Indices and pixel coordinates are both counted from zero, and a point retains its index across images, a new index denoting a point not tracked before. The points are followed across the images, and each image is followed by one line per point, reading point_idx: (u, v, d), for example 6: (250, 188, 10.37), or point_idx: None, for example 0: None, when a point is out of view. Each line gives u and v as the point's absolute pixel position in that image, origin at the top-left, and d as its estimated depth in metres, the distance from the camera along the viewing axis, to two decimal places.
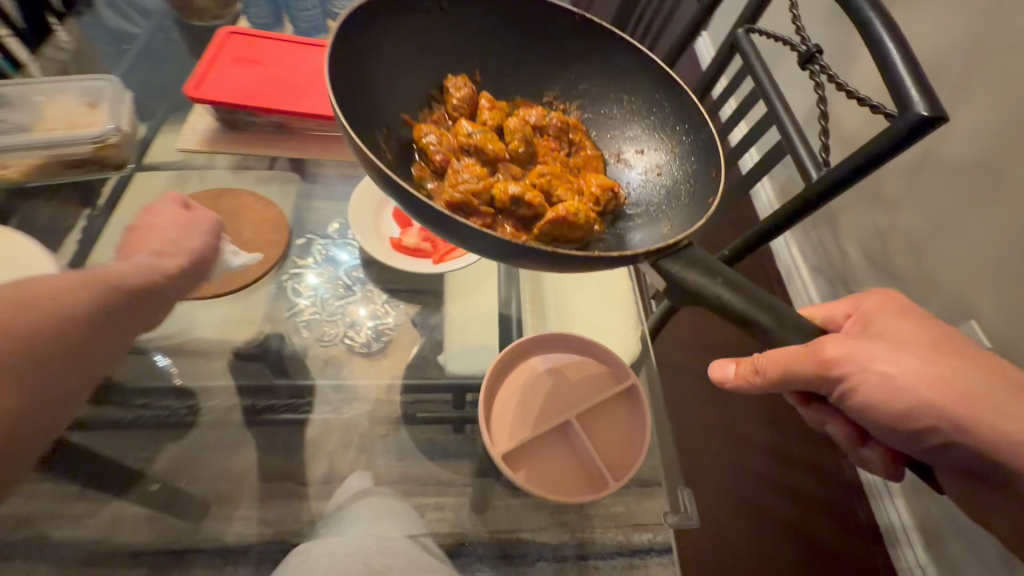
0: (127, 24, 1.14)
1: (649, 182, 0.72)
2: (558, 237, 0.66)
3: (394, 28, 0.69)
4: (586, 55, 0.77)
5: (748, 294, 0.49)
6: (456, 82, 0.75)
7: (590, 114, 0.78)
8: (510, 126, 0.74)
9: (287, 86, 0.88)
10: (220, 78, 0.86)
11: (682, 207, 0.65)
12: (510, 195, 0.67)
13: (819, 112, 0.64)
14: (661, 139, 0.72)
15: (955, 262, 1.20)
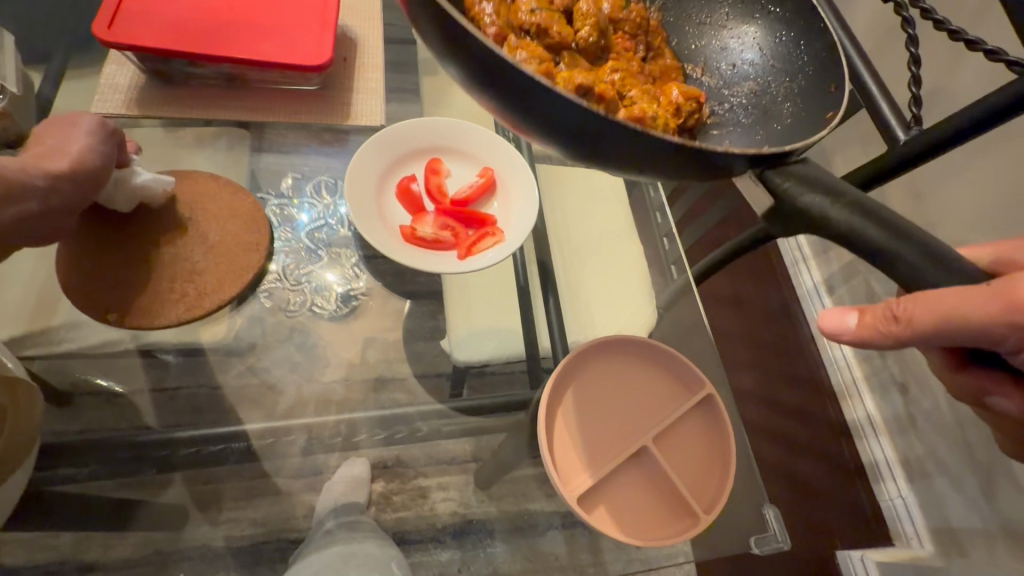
0: None
1: (732, 101, 0.57)
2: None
3: None
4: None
5: (889, 225, 0.36)
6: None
7: (674, 17, 0.64)
8: (581, 10, 0.56)
9: (231, 22, 0.68)
10: (143, 13, 0.66)
11: (789, 129, 0.50)
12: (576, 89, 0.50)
13: (908, 56, 0.53)
14: (761, 38, 0.57)
15: (953, 208, 1.17)
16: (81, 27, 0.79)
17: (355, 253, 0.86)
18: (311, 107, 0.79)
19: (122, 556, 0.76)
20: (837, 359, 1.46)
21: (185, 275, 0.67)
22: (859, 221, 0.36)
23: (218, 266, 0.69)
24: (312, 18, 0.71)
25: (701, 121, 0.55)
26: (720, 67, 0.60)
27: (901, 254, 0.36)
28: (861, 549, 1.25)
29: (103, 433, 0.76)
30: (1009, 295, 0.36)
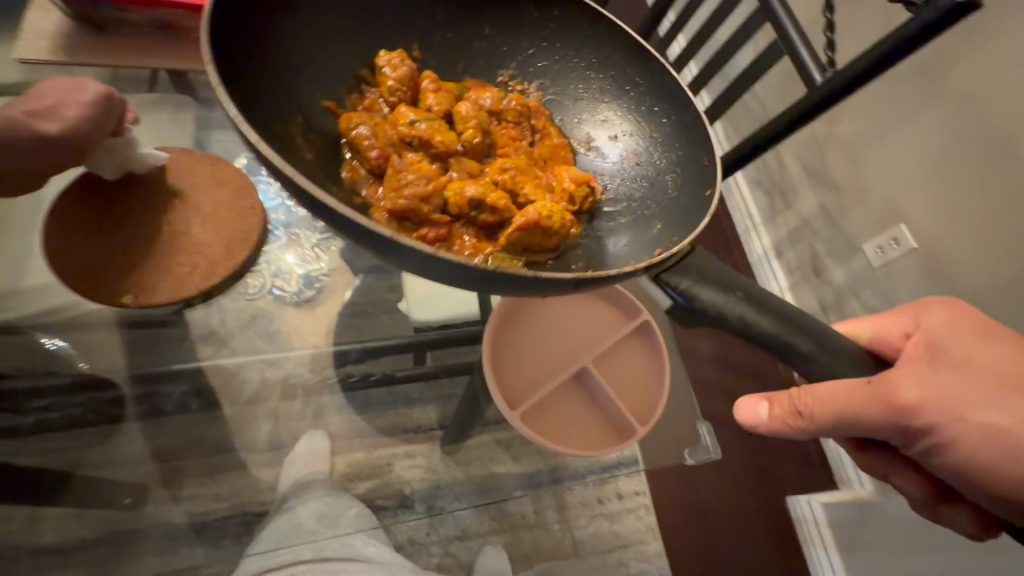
0: None
1: (623, 174, 0.67)
2: (530, 244, 0.59)
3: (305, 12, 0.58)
4: (537, 26, 0.69)
5: (767, 319, 0.49)
6: (393, 60, 0.63)
7: (553, 95, 0.71)
8: (463, 114, 0.63)
9: None
10: None
11: (673, 205, 0.61)
12: (468, 197, 0.58)
13: (823, 4, 0.57)
14: (636, 123, 0.68)
15: (883, 170, 1.25)
16: None
17: (315, 232, 0.87)
18: None
19: (57, 542, 0.67)
20: None
21: (190, 249, 0.67)
22: (754, 316, 0.49)
23: (219, 243, 0.68)
24: None
25: (596, 201, 0.64)
26: (606, 143, 0.70)
27: (792, 342, 0.49)
28: (809, 493, 1.32)
29: (47, 392, 0.71)
30: (878, 391, 0.49)
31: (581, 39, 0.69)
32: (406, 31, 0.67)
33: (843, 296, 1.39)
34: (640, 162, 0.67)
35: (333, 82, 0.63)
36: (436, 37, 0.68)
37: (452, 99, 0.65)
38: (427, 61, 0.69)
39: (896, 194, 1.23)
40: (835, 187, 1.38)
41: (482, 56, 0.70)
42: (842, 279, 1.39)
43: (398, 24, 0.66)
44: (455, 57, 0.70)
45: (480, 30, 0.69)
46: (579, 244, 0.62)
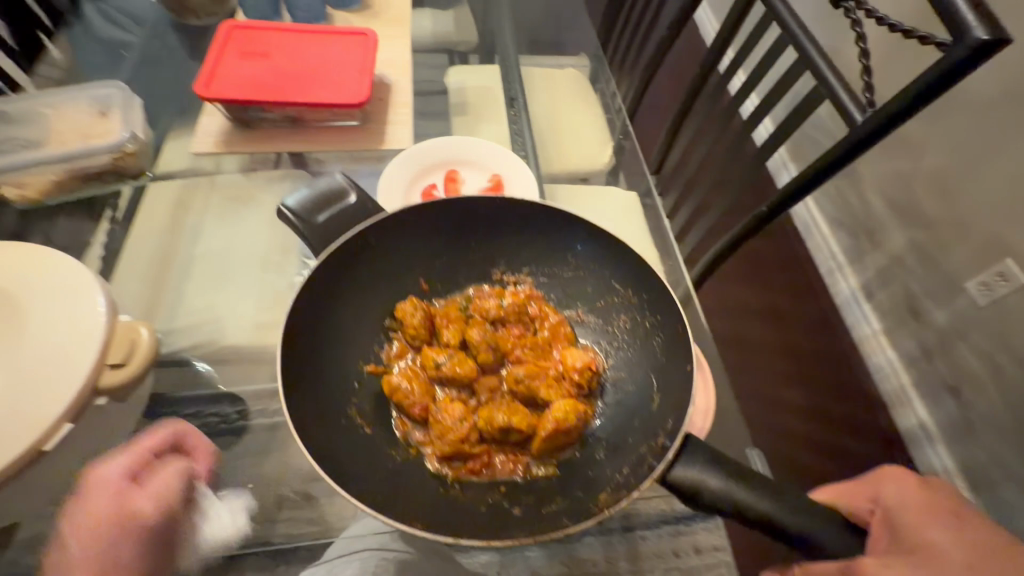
0: (120, 32, 0.94)
1: (614, 338, 0.59)
2: (556, 445, 0.53)
3: (339, 287, 0.55)
4: (516, 226, 0.61)
5: (764, 491, 0.41)
6: (403, 309, 0.58)
7: (546, 279, 0.63)
8: (472, 336, 0.58)
9: (298, 72, 0.71)
10: (230, 71, 0.70)
11: (669, 376, 0.53)
12: (499, 424, 0.52)
13: (859, 51, 0.60)
14: (607, 296, 0.60)
15: (983, 202, 1.17)
16: (159, 87, 0.88)
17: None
18: (349, 139, 0.75)
19: None
20: (883, 365, 1.40)
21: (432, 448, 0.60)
22: (752, 495, 0.41)
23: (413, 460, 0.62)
24: (357, 67, 0.73)
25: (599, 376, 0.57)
26: (595, 320, 0.61)
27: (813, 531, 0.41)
28: None
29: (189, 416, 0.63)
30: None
31: (547, 229, 0.60)
32: (406, 271, 0.60)
33: (947, 339, 1.27)
34: (622, 347, 0.58)
35: (367, 345, 0.58)
36: (438, 262, 0.62)
37: (462, 318, 0.60)
38: (438, 291, 0.63)
39: (1001, 227, 1.15)
40: (928, 223, 1.30)
41: (476, 263, 0.63)
42: (944, 321, 1.27)
43: (405, 261, 0.60)
44: (448, 267, 0.62)
45: (466, 246, 0.62)
46: (601, 431, 0.55)
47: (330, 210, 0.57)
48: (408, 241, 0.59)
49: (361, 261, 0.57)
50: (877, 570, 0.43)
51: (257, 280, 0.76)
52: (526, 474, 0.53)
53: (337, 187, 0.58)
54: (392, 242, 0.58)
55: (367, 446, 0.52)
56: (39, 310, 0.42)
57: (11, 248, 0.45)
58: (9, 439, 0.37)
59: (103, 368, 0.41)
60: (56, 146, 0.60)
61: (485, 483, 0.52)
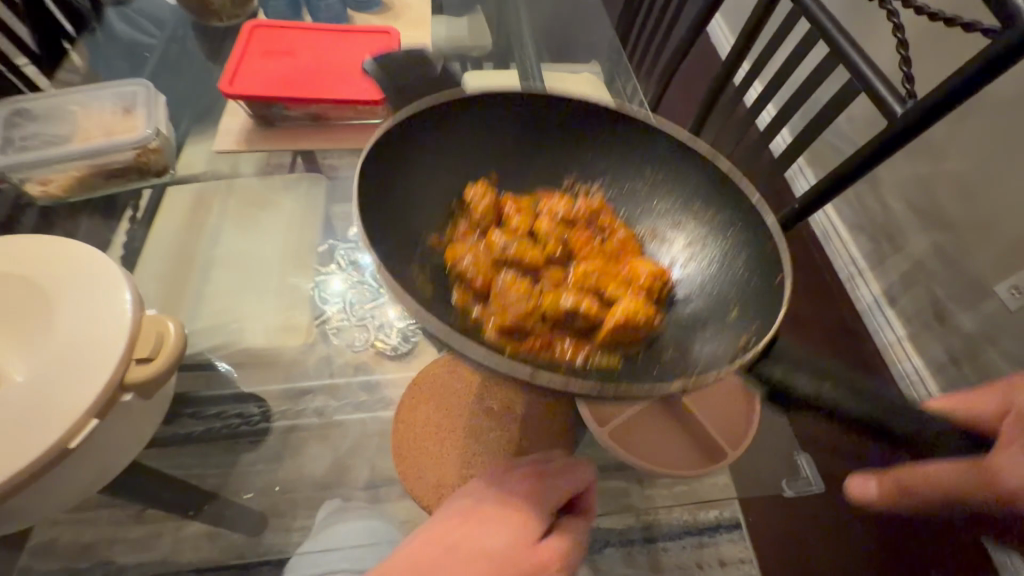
0: (139, 36, 0.94)
1: (690, 255, 0.50)
2: (620, 340, 0.44)
3: (415, 153, 0.48)
4: (599, 135, 0.53)
5: (865, 396, 0.34)
6: (472, 189, 0.50)
7: (620, 190, 0.54)
8: (540, 224, 0.50)
9: (321, 71, 0.71)
10: (253, 71, 0.69)
11: (751, 288, 0.44)
12: (563, 309, 0.44)
13: (896, 42, 0.59)
14: (689, 210, 0.51)
15: (1008, 204, 1.15)
16: (177, 90, 0.87)
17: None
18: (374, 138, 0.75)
19: None
20: (909, 371, 1.36)
21: (473, 413, 0.58)
22: (848, 398, 0.35)
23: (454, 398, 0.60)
24: None
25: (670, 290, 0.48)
26: (674, 232, 0.52)
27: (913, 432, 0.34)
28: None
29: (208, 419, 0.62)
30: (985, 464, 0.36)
31: (636, 146, 0.52)
32: (474, 168, 0.52)
33: (975, 344, 1.23)
34: (709, 254, 0.48)
35: (431, 217, 0.49)
36: (510, 158, 0.54)
37: (529, 212, 0.51)
38: (508, 186, 0.54)
39: None
40: (951, 226, 1.27)
41: (549, 165, 0.54)
42: (971, 326, 1.24)
43: (474, 153, 0.52)
44: (522, 167, 0.54)
45: (538, 148, 0.54)
46: (666, 337, 0.46)
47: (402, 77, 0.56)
48: (487, 139, 0.52)
49: (439, 141, 0.49)
50: (1014, 457, 0.35)
51: (270, 285, 0.73)
52: (586, 364, 0.42)
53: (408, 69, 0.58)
54: (465, 129, 0.51)
55: (420, 299, 0.42)
56: (64, 304, 0.41)
57: (41, 240, 0.44)
58: (33, 432, 0.35)
59: (129, 363, 0.40)
60: (80, 142, 0.59)
61: (542, 360, 0.41)
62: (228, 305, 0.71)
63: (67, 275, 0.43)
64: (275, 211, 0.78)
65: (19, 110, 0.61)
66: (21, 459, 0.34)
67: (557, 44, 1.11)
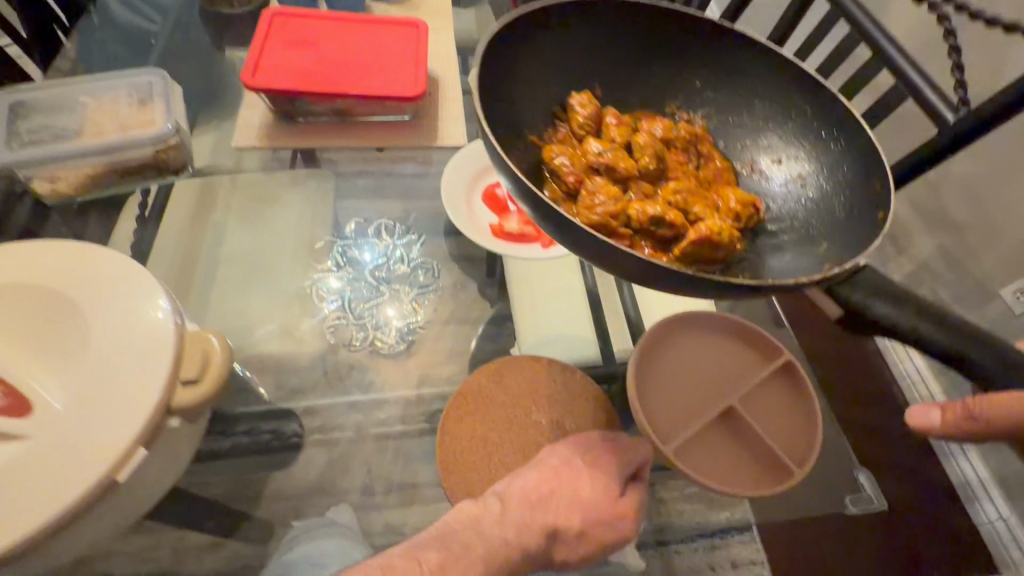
0: (140, 21, 0.88)
1: (788, 194, 0.48)
2: (700, 258, 0.43)
3: (531, 48, 0.46)
4: (715, 57, 0.50)
5: (955, 328, 0.34)
6: (578, 96, 0.48)
7: (722, 120, 0.51)
8: (638, 139, 0.48)
9: (349, 63, 0.67)
10: (277, 62, 0.65)
11: (848, 221, 0.42)
12: (647, 217, 0.43)
13: (948, 47, 0.58)
14: (796, 145, 0.48)
15: (1014, 209, 1.13)
16: (182, 78, 0.81)
17: (417, 285, 0.71)
18: (399, 134, 0.71)
19: None
20: None
21: (523, 425, 0.57)
22: (925, 325, 0.34)
23: (531, 384, 0.59)
24: (408, 59, 0.69)
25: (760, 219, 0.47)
26: (773, 167, 0.49)
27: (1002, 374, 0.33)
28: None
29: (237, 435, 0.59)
30: None
31: (755, 75, 0.49)
32: (584, 70, 0.50)
33: None
34: (816, 183, 0.46)
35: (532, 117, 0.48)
36: (617, 74, 0.51)
37: (627, 130, 0.49)
38: (611, 98, 0.52)
39: None
40: (956, 228, 1.26)
41: (653, 86, 0.52)
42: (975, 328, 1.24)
43: (588, 57, 0.50)
44: (632, 81, 0.52)
45: (652, 61, 0.51)
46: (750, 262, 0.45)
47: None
48: (599, 47, 0.49)
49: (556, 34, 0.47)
50: None
51: (271, 284, 0.71)
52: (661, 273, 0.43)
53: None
54: (580, 34, 0.48)
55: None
56: (99, 320, 0.37)
57: (65, 248, 0.40)
58: (73, 470, 0.32)
59: (175, 385, 0.36)
60: (93, 136, 0.55)
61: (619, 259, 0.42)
62: (230, 301, 0.69)
63: (100, 286, 0.39)
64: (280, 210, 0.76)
65: (24, 101, 0.56)
66: (67, 498, 0.31)
67: None
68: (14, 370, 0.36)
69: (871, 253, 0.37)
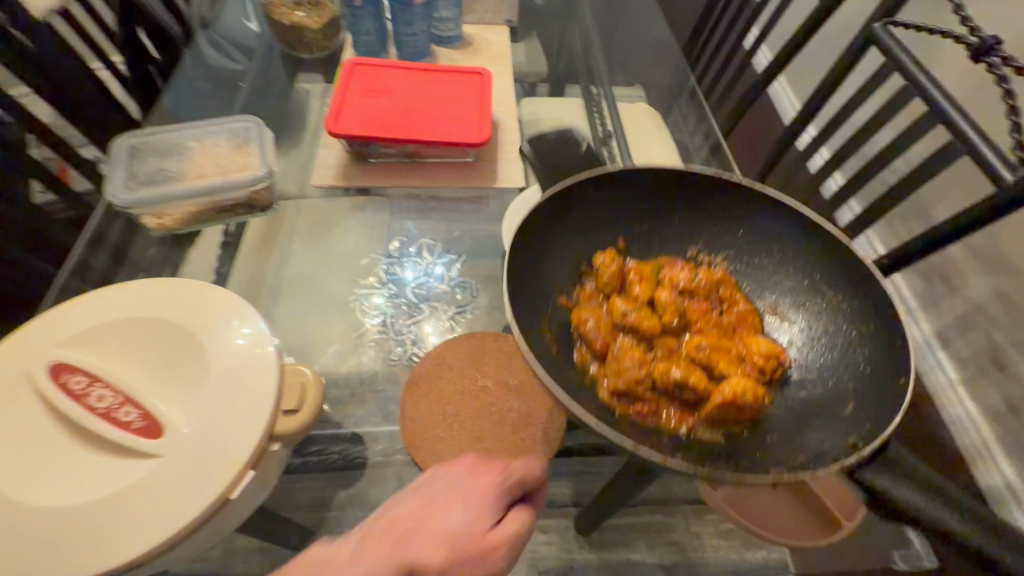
0: (229, 62, 0.97)
1: (811, 339, 0.51)
2: (726, 418, 0.46)
3: (564, 222, 0.53)
4: (734, 211, 0.55)
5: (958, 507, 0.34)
6: (603, 255, 0.54)
7: (743, 264, 0.56)
8: (661, 297, 0.53)
9: (418, 110, 0.72)
10: (353, 108, 0.71)
11: (870, 383, 0.44)
12: (672, 379, 0.47)
13: (1007, 104, 0.58)
14: (812, 295, 0.52)
15: None
16: (261, 113, 0.89)
17: (454, 304, 0.73)
18: (465, 176, 0.76)
19: None
20: (960, 418, 1.24)
21: (473, 390, 0.61)
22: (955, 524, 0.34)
23: (482, 348, 0.64)
24: (471, 107, 0.74)
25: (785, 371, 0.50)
26: (794, 315, 0.53)
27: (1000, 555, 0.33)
28: None
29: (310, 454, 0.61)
30: None
31: (767, 223, 0.54)
32: (611, 229, 0.55)
33: None
34: (836, 332, 0.49)
35: (564, 280, 0.53)
36: (639, 231, 0.56)
37: (652, 283, 0.54)
38: (636, 251, 0.57)
39: None
40: (1015, 270, 1.19)
41: (678, 233, 0.57)
42: None
43: (614, 218, 0.55)
44: (656, 233, 0.57)
45: (673, 213, 0.57)
46: (773, 421, 0.47)
47: (558, 153, 0.57)
48: (620, 210, 0.55)
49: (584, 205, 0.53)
50: None
51: (324, 305, 0.73)
52: (691, 438, 0.45)
53: (572, 136, 0.59)
54: (605, 203, 0.54)
55: (550, 357, 0.47)
56: (216, 353, 0.43)
57: (190, 286, 0.46)
58: (199, 484, 0.37)
59: (280, 415, 0.42)
60: (197, 179, 0.62)
61: (647, 426, 0.45)
62: (286, 318, 0.71)
63: (214, 323, 0.44)
64: (339, 234, 0.78)
65: (138, 146, 0.63)
66: (191, 514, 0.36)
67: (625, 78, 1.14)
68: (145, 395, 0.41)
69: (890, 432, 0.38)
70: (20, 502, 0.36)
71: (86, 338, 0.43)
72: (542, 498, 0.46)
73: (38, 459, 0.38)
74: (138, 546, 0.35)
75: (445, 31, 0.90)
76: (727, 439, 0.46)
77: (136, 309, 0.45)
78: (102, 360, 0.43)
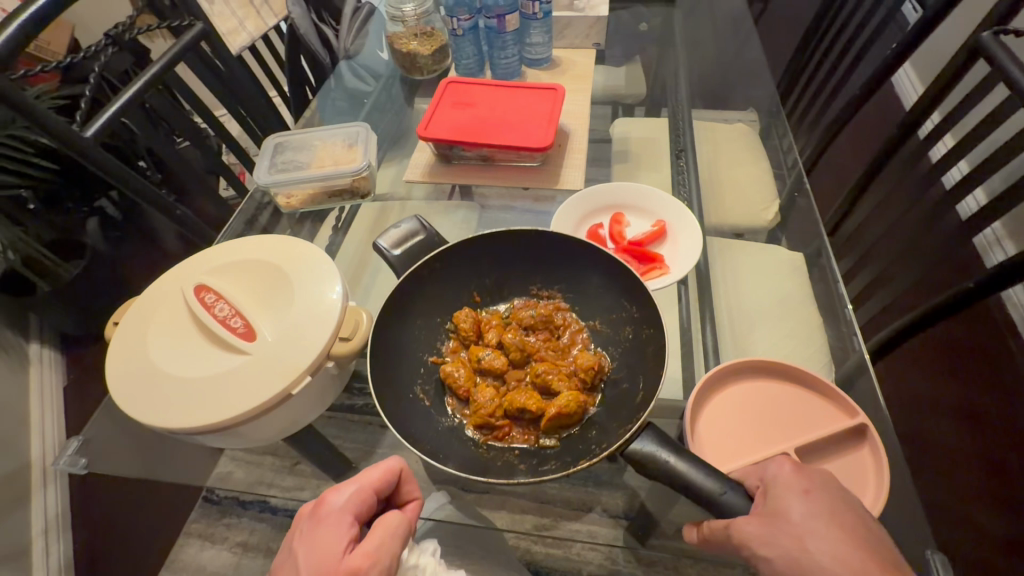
0: (360, 84, 1.18)
1: (619, 344, 0.63)
2: (562, 423, 0.57)
3: (432, 284, 0.64)
4: (574, 257, 0.65)
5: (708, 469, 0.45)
6: (459, 314, 0.64)
7: (572, 294, 0.67)
8: (508, 339, 0.63)
9: (498, 120, 0.83)
10: (443, 118, 0.84)
11: (649, 378, 0.55)
12: (520, 408, 0.57)
13: None
14: (618, 310, 0.63)
15: None
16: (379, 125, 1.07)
17: None
18: (533, 179, 0.86)
19: None
20: None
21: None
22: (685, 466, 0.45)
23: None
24: (541, 118, 0.83)
25: (602, 373, 0.61)
26: (608, 327, 0.64)
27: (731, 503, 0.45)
28: None
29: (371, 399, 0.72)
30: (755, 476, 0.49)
31: (577, 258, 0.65)
32: (465, 287, 0.67)
33: None
34: (636, 333, 0.61)
35: (431, 340, 0.64)
36: (488, 286, 0.68)
37: (502, 326, 0.66)
38: (489, 303, 0.69)
39: None
40: None
41: (520, 281, 0.69)
42: None
43: (465, 280, 0.67)
44: (501, 283, 0.69)
45: (514, 269, 0.68)
46: (597, 418, 0.58)
47: (408, 245, 0.64)
48: (467, 271, 0.66)
49: (439, 270, 0.64)
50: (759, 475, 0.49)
51: None
52: (538, 446, 0.57)
53: (412, 227, 0.65)
54: (456, 266, 0.65)
55: (423, 412, 0.58)
56: (299, 287, 0.56)
57: (291, 239, 0.61)
58: (274, 378, 0.50)
59: (337, 340, 0.54)
60: (316, 168, 0.79)
61: (505, 448, 0.57)
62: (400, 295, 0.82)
63: (304, 267, 0.58)
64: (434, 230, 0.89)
65: (281, 142, 0.83)
66: (265, 397, 0.50)
67: (710, 97, 1.15)
68: (250, 311, 0.56)
69: (648, 419, 0.47)
70: (166, 373, 0.51)
71: (218, 269, 0.59)
72: (405, 484, 0.54)
73: (180, 346, 0.53)
74: (232, 411, 0.49)
75: (534, 54, 1.01)
76: (563, 438, 0.57)
77: (254, 252, 0.60)
78: (228, 286, 0.59)
